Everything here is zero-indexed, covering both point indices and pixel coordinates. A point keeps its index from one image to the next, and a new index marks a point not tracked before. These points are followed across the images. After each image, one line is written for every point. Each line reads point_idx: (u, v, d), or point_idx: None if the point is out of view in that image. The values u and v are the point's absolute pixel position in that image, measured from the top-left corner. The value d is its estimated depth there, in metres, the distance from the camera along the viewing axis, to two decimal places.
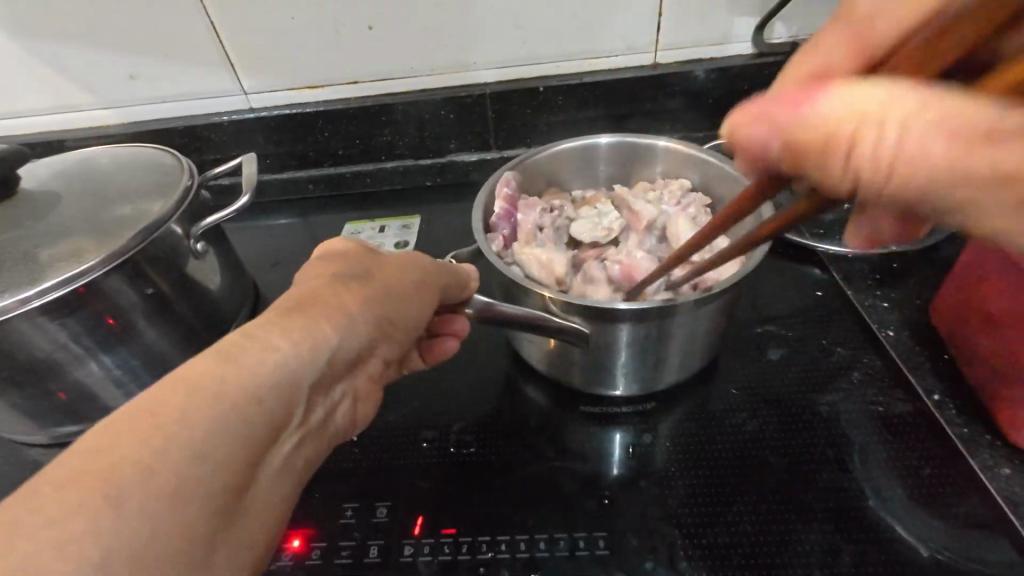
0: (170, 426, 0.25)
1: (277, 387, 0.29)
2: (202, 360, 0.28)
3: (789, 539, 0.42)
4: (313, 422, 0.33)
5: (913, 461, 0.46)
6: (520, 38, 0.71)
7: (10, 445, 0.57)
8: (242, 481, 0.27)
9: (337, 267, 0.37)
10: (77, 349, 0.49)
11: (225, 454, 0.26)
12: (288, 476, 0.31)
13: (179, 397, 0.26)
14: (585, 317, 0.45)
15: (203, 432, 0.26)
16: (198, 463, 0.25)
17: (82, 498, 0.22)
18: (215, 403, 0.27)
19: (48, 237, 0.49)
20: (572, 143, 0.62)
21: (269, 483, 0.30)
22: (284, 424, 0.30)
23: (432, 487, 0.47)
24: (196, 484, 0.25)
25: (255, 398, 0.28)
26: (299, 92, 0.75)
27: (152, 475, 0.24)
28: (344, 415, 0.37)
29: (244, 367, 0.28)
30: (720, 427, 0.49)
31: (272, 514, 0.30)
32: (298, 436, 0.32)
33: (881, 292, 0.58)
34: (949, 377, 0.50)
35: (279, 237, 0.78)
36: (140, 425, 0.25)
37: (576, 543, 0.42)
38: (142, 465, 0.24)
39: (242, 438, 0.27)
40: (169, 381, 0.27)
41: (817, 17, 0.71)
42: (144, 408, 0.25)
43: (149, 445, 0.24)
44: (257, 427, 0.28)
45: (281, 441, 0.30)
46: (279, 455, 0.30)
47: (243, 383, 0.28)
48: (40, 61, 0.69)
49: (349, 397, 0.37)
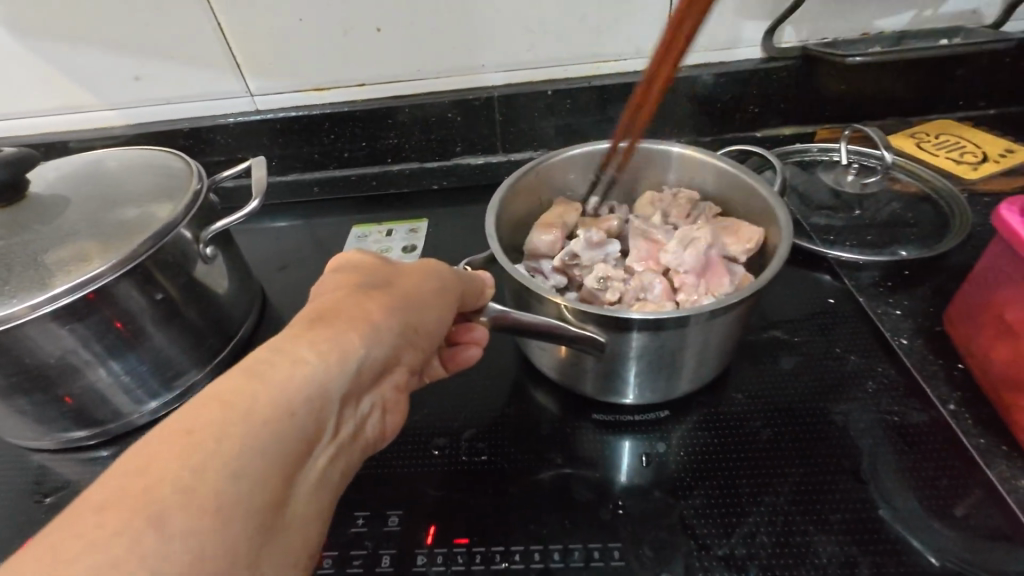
0: (204, 444, 0.26)
1: (308, 400, 0.30)
2: (231, 378, 0.29)
3: (807, 552, 0.41)
4: (345, 436, 0.33)
5: (929, 471, 0.46)
6: (528, 41, 0.71)
7: (15, 450, 0.56)
8: (278, 498, 0.27)
9: (356, 278, 0.38)
10: (86, 355, 0.48)
11: (263, 469, 0.27)
12: (324, 491, 0.31)
13: (213, 414, 0.27)
14: (601, 325, 0.44)
15: (238, 449, 0.26)
16: (237, 480, 0.26)
17: (125, 519, 0.23)
18: (247, 418, 0.27)
19: (55, 240, 0.49)
20: (588, 148, 0.61)
21: (305, 501, 0.30)
22: (316, 438, 0.30)
23: (445, 496, 0.47)
24: (236, 503, 0.25)
25: (287, 411, 0.29)
26: (305, 94, 0.74)
27: (192, 494, 0.24)
28: (374, 425, 0.36)
29: (274, 381, 0.29)
30: (734, 437, 0.49)
31: (311, 530, 0.30)
32: (332, 450, 0.32)
33: (893, 299, 0.58)
34: (963, 388, 0.50)
35: (284, 240, 0.78)
36: (174, 444, 0.25)
37: (591, 553, 0.42)
38: (181, 483, 0.24)
39: (276, 452, 0.28)
40: (202, 401, 0.27)
41: (823, 23, 0.71)
42: (179, 426, 0.26)
43: (185, 464, 0.25)
44: (291, 441, 0.28)
45: (315, 454, 0.30)
46: (315, 469, 0.30)
47: (275, 398, 0.28)
48: (44, 62, 0.69)
49: (378, 408, 0.36)
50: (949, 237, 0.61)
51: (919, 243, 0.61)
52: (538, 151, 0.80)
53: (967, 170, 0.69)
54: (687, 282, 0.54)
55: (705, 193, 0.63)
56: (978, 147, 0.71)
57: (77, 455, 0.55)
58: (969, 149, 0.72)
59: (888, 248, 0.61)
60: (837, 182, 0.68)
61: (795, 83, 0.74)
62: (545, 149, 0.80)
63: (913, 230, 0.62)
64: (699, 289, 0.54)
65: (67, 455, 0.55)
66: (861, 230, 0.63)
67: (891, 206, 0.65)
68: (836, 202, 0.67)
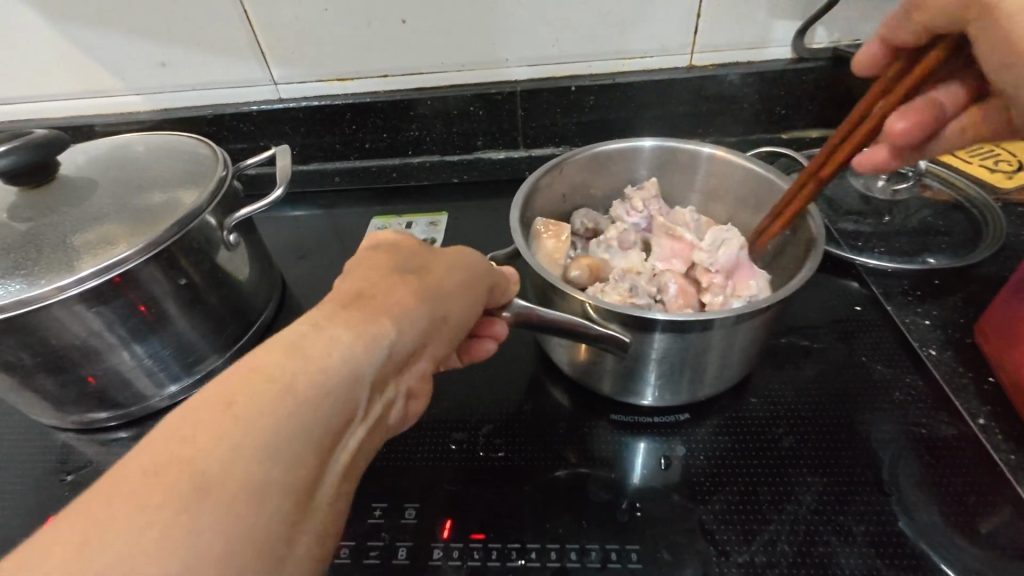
0: (244, 418, 0.26)
1: (342, 381, 0.29)
2: (270, 351, 0.29)
3: (829, 563, 0.41)
4: (374, 417, 0.33)
5: (958, 487, 0.45)
6: (553, 35, 0.70)
7: (40, 427, 0.57)
8: (312, 477, 0.27)
9: (391, 259, 0.37)
10: (111, 338, 0.49)
11: (297, 445, 0.27)
12: (352, 473, 0.31)
13: (252, 386, 0.27)
14: (627, 325, 0.44)
15: (275, 425, 0.26)
16: (274, 457, 0.26)
17: (167, 488, 0.23)
18: (286, 398, 0.27)
19: (84, 222, 0.49)
20: (616, 145, 0.60)
21: (337, 480, 0.30)
22: (349, 419, 0.30)
23: (463, 490, 0.46)
24: (272, 480, 0.25)
25: (323, 391, 0.28)
26: (329, 83, 0.74)
27: (232, 469, 0.24)
28: (398, 412, 0.36)
29: (312, 360, 0.29)
30: (756, 442, 0.48)
31: (339, 509, 0.30)
32: (362, 432, 0.31)
33: (922, 309, 0.56)
34: (993, 402, 0.49)
35: (305, 229, 0.78)
36: (215, 415, 0.26)
37: (608, 555, 0.42)
38: (222, 457, 0.24)
39: (312, 430, 0.27)
40: (240, 375, 0.27)
41: (857, 23, 0.69)
42: (220, 398, 0.26)
43: (225, 437, 0.25)
44: (325, 422, 0.28)
45: (347, 435, 0.30)
46: (347, 449, 0.30)
47: (312, 376, 0.28)
48: (73, 46, 0.70)
49: (403, 395, 0.36)
50: (984, 245, 0.59)
51: (950, 252, 0.60)
52: (559, 147, 0.80)
53: (1000, 178, 0.67)
54: (716, 282, 0.55)
55: (729, 194, 0.62)
56: (1014, 155, 0.69)
57: (97, 435, 0.56)
58: (1003, 156, 0.70)
59: (918, 257, 0.59)
60: (868, 188, 0.67)
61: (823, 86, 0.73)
62: (566, 146, 0.79)
63: (945, 239, 0.61)
64: (726, 290, 0.55)
65: (89, 436, 0.56)
66: (890, 237, 0.62)
67: (922, 213, 0.64)
68: (865, 207, 0.65)
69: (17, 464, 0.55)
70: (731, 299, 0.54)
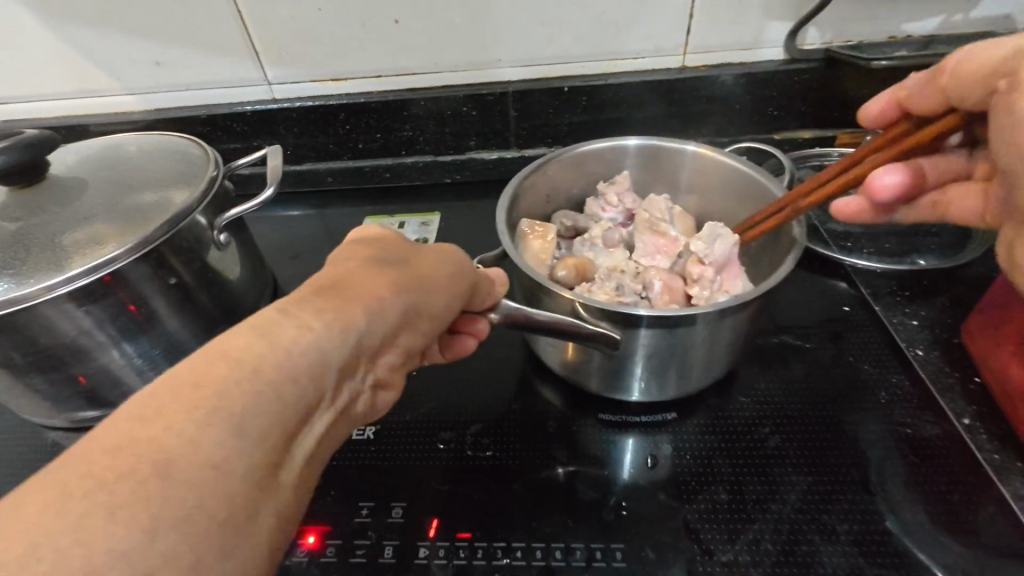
0: (209, 397, 0.26)
1: (309, 366, 0.29)
2: (240, 334, 0.29)
3: (812, 562, 0.41)
4: (341, 404, 0.33)
5: (941, 485, 0.45)
6: (545, 36, 0.70)
7: (31, 426, 0.57)
8: (275, 459, 0.28)
9: (371, 252, 0.37)
10: (101, 337, 0.49)
11: (261, 425, 0.27)
12: (314, 458, 0.31)
13: (220, 368, 0.27)
14: (614, 323, 0.44)
15: (240, 405, 0.26)
16: (238, 436, 0.26)
17: (130, 462, 0.23)
18: (253, 381, 0.27)
19: (74, 221, 0.49)
20: (605, 143, 0.61)
21: (299, 463, 0.30)
22: (315, 403, 0.30)
23: (450, 489, 0.47)
24: (235, 458, 0.26)
25: (290, 375, 0.29)
26: (322, 83, 0.74)
27: (196, 446, 0.24)
28: (365, 402, 0.36)
29: (282, 345, 0.29)
30: (743, 441, 0.48)
31: (300, 490, 0.30)
32: (327, 418, 0.32)
33: (910, 309, 0.56)
34: (979, 402, 0.49)
35: (297, 229, 0.78)
36: (181, 394, 0.25)
37: (593, 554, 0.42)
38: (186, 434, 0.24)
39: (277, 412, 0.28)
40: (208, 357, 0.27)
41: (848, 25, 0.69)
42: (187, 378, 0.26)
43: (190, 415, 0.25)
44: (292, 405, 0.28)
45: (311, 421, 0.30)
46: (310, 435, 0.31)
47: (281, 360, 0.28)
48: (66, 46, 0.70)
49: (370, 386, 0.36)
50: (971, 247, 0.60)
51: (938, 252, 0.60)
52: (551, 148, 0.80)
53: None
54: (706, 276, 0.54)
55: (716, 194, 0.62)
56: None
57: None
58: None
59: (906, 258, 0.60)
60: None
61: (814, 87, 0.73)
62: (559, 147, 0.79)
63: (934, 240, 0.62)
64: (715, 285, 0.55)
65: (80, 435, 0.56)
66: (880, 238, 0.63)
67: None
68: None
69: (8, 463, 0.55)
70: (718, 295, 0.55)
